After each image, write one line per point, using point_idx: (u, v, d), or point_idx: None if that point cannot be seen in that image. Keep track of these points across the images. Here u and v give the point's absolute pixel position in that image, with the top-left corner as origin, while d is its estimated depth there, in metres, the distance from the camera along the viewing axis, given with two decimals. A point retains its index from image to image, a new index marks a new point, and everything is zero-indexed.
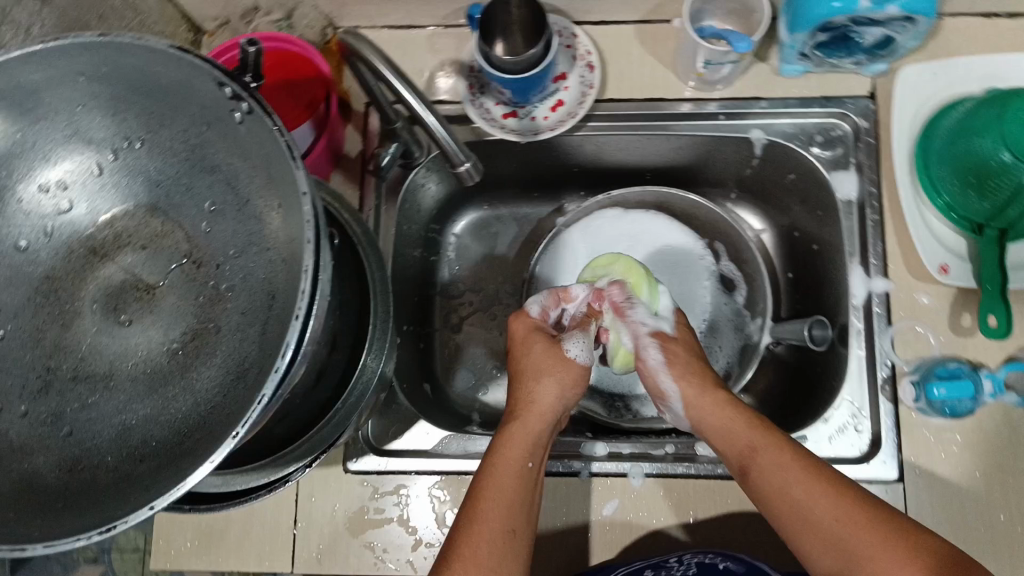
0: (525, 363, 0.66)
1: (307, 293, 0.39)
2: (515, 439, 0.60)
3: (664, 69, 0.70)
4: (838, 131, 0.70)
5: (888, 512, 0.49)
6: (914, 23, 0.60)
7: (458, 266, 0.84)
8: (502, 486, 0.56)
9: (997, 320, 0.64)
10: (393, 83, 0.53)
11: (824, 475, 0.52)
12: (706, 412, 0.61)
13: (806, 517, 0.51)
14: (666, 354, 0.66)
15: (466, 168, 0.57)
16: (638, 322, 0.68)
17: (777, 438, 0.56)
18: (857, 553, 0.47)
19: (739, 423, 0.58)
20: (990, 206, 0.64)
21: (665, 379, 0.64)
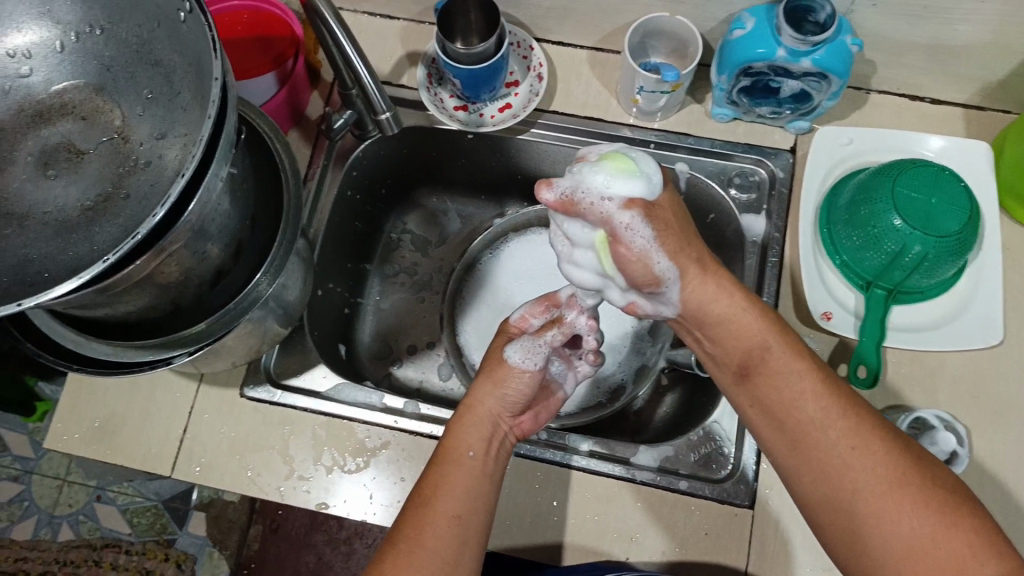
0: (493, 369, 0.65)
1: (198, 157, 0.44)
2: (480, 425, 0.62)
3: (608, 95, 0.78)
4: (756, 177, 0.76)
5: (899, 435, 0.50)
6: (828, 82, 0.67)
7: (399, 249, 0.90)
8: (458, 477, 0.58)
9: (866, 371, 0.67)
10: (341, 41, 0.62)
11: (837, 390, 0.53)
12: (707, 301, 0.57)
13: (813, 433, 0.52)
14: (649, 226, 0.54)
15: (387, 117, 0.68)
16: (600, 201, 0.54)
17: (792, 342, 0.55)
18: (859, 479, 0.49)
19: (751, 318, 0.56)
20: (877, 266, 0.68)
21: (659, 259, 0.55)
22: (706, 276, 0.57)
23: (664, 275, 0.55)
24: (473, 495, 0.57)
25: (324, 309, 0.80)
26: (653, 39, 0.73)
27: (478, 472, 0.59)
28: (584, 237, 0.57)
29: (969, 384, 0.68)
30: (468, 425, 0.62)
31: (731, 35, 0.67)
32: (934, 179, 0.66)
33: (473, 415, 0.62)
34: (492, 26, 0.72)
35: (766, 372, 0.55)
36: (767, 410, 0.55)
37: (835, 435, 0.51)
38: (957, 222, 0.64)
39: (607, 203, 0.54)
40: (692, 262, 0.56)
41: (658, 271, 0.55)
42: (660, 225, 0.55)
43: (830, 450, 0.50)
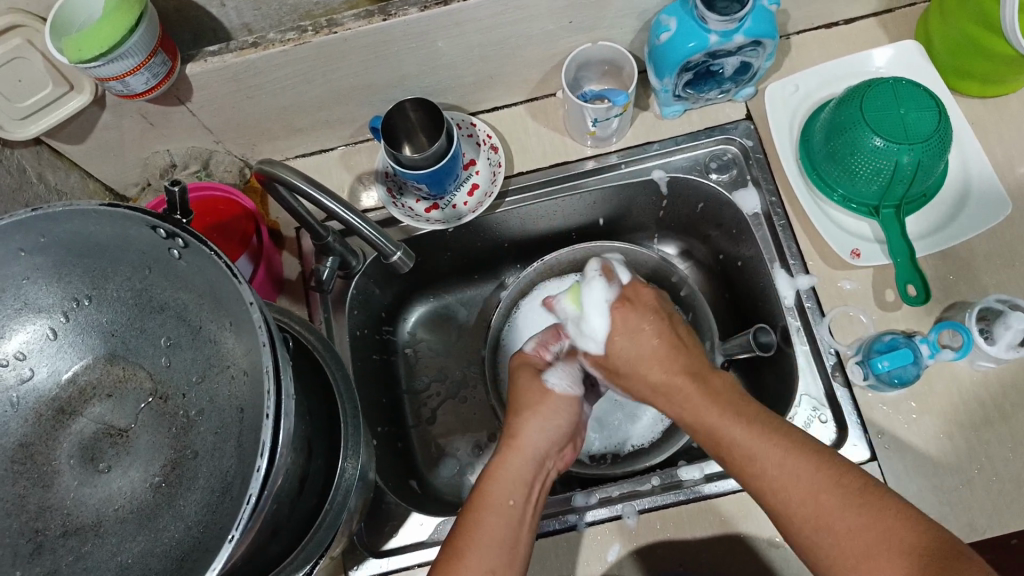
0: (524, 400, 0.64)
1: (273, 393, 0.40)
2: (518, 461, 0.60)
3: (561, 136, 0.79)
4: (729, 155, 0.77)
5: (866, 496, 0.49)
6: (763, 46, 0.68)
7: (417, 361, 0.88)
8: (495, 527, 0.55)
9: (916, 288, 0.68)
10: (314, 196, 0.57)
11: (797, 462, 0.52)
12: (689, 412, 0.59)
13: (774, 491, 0.52)
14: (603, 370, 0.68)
15: (398, 257, 0.63)
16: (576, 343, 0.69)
17: (751, 425, 0.55)
18: (824, 528, 0.49)
19: (711, 414, 0.57)
20: (880, 189, 0.69)
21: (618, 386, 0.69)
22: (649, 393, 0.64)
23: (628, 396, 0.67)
24: (510, 542, 0.55)
25: (386, 455, 0.77)
26: (582, 70, 0.76)
27: (512, 509, 0.57)
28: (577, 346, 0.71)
29: (1001, 257, 0.70)
30: (503, 473, 0.59)
31: (659, 40, 0.69)
32: (894, 95, 0.68)
33: (514, 451, 0.61)
34: (434, 123, 0.70)
35: (734, 461, 0.55)
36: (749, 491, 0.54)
37: (794, 500, 0.50)
38: (932, 122, 0.66)
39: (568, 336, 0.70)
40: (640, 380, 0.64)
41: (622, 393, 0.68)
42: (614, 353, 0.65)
43: (795, 511, 0.50)
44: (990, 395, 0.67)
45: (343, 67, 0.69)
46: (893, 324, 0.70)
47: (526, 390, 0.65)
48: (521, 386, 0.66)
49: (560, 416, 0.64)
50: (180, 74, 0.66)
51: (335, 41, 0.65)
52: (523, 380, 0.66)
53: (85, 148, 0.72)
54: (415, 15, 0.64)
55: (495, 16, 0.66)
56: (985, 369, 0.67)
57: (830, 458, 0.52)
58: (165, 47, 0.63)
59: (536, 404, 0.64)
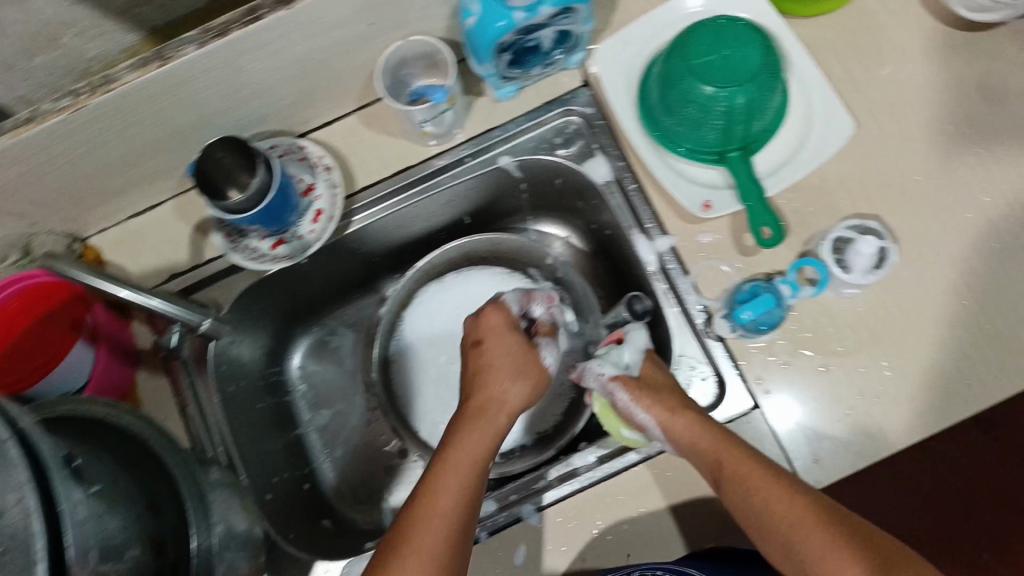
0: (496, 360, 0.66)
1: (42, 532, 0.37)
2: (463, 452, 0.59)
3: (399, 141, 0.75)
4: (572, 127, 0.74)
5: (837, 509, 0.55)
6: (575, 12, 0.65)
7: (312, 396, 0.85)
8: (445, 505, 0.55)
9: (770, 229, 0.66)
10: (108, 288, 0.60)
11: (784, 483, 0.56)
12: (684, 435, 0.61)
13: (766, 503, 0.55)
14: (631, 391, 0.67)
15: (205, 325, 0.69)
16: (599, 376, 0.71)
17: (740, 446, 0.58)
18: (807, 536, 0.54)
19: (706, 439, 0.60)
20: (719, 134, 0.68)
21: (637, 413, 0.65)
22: (674, 414, 0.63)
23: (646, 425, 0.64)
24: (456, 540, 0.54)
25: (280, 508, 0.74)
26: (405, 68, 0.71)
27: (462, 496, 0.56)
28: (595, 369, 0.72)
29: (858, 180, 0.69)
30: (441, 477, 0.57)
31: (466, 27, 0.65)
32: (716, 36, 0.66)
33: (462, 446, 0.59)
34: (249, 158, 0.66)
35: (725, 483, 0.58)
36: (735, 508, 0.57)
37: (780, 506, 0.55)
38: (759, 55, 0.65)
39: (604, 373, 0.70)
40: (662, 409, 0.63)
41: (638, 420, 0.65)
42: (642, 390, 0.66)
43: (781, 519, 0.55)
44: (865, 322, 0.65)
45: (137, 122, 0.63)
46: (755, 268, 0.68)
47: (494, 349, 0.67)
48: (490, 344, 0.68)
49: (516, 375, 0.66)
50: None
51: (116, 97, 0.60)
52: (494, 342, 0.67)
53: None
54: (194, 54, 0.59)
55: (284, 36, 0.61)
56: (851, 294, 0.66)
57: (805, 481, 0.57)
58: None
59: (502, 366, 0.66)
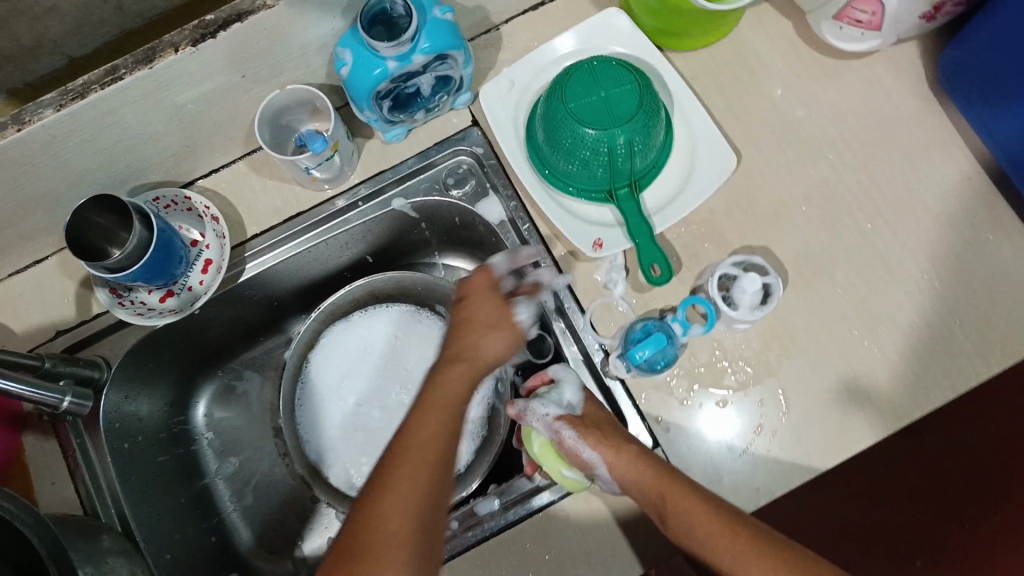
0: (473, 317, 0.62)
1: None
2: (414, 442, 0.55)
3: (288, 185, 0.74)
4: (464, 166, 0.74)
5: (779, 537, 0.55)
6: (451, 58, 0.65)
7: (221, 443, 0.84)
8: (409, 471, 0.53)
9: (660, 268, 0.67)
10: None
11: (726, 514, 0.56)
12: (629, 472, 0.60)
13: (711, 537, 0.55)
14: (579, 429, 0.64)
15: (68, 403, 0.65)
16: (542, 415, 0.66)
17: (681, 481, 0.58)
18: (752, 566, 0.53)
19: (648, 474, 0.59)
20: (606, 172, 0.68)
21: (586, 452, 0.62)
22: (618, 451, 0.61)
23: (593, 463, 0.62)
24: (427, 506, 0.53)
25: (182, 566, 0.72)
26: (288, 115, 0.71)
27: (429, 469, 0.54)
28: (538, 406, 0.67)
29: (742, 210, 0.69)
30: (413, 445, 0.55)
31: (342, 75, 0.64)
32: (593, 76, 0.66)
33: (436, 406, 0.57)
34: (126, 213, 0.65)
35: (670, 519, 0.57)
36: (683, 544, 0.57)
37: (724, 539, 0.55)
38: (634, 98, 0.65)
39: (549, 413, 0.66)
40: (607, 447, 0.62)
41: (586, 458, 0.62)
42: (588, 428, 0.64)
43: (727, 551, 0.55)
44: (752, 352, 0.67)
45: (4, 184, 0.62)
46: (650, 305, 0.68)
47: (474, 306, 0.63)
48: (470, 304, 0.64)
49: (485, 335, 0.61)
50: None
51: None
52: (478, 301, 0.63)
53: None
54: (53, 117, 0.58)
55: (150, 91, 0.61)
56: (744, 329, 0.66)
57: (747, 510, 0.57)
58: None
59: (470, 334, 0.61)
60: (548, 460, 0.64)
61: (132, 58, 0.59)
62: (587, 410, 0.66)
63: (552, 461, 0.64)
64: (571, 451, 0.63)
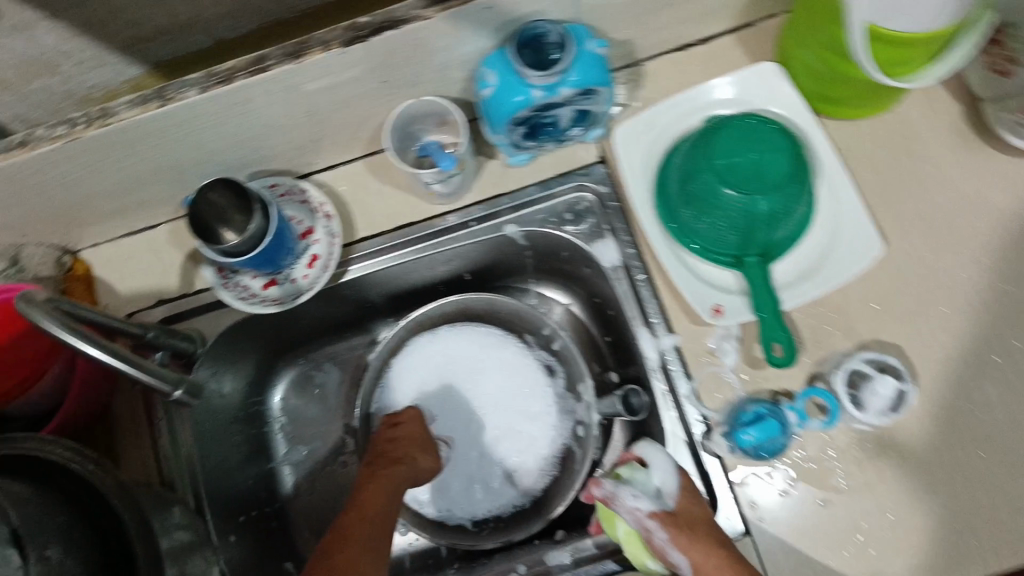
0: (409, 433, 0.72)
1: None
2: (360, 513, 0.60)
3: (404, 193, 0.72)
4: (584, 204, 0.71)
5: None
6: (597, 94, 0.62)
7: (292, 431, 0.83)
8: (362, 528, 0.59)
9: (781, 348, 0.64)
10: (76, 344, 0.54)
11: None
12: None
13: None
14: (670, 529, 0.61)
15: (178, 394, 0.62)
16: (632, 506, 0.64)
17: None
18: None
19: None
20: (738, 239, 0.64)
21: (675, 557, 0.61)
22: (708, 557, 0.59)
23: (682, 565, 0.61)
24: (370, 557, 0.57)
25: (243, 553, 0.72)
26: (416, 123, 0.69)
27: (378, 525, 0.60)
28: (627, 493, 0.65)
29: (875, 302, 0.66)
30: (360, 506, 0.61)
31: (482, 95, 0.62)
32: (744, 135, 0.62)
33: (382, 479, 0.65)
34: (246, 200, 0.65)
35: None
36: None
37: None
38: (786, 163, 0.61)
39: (640, 507, 0.64)
40: (693, 548, 0.60)
41: (675, 561, 0.61)
42: (681, 530, 0.61)
43: None
44: (863, 456, 0.64)
45: (135, 154, 0.63)
46: (763, 383, 0.66)
47: (409, 430, 0.73)
48: (405, 427, 0.73)
49: (420, 446, 0.71)
50: None
51: (112, 133, 0.59)
52: (412, 423, 0.74)
53: None
54: (196, 98, 0.58)
55: (292, 85, 0.60)
56: (862, 428, 0.64)
57: None
58: None
59: (405, 445, 0.71)
60: (635, 550, 0.64)
61: (280, 50, 0.58)
62: (680, 502, 0.63)
63: (640, 553, 0.64)
64: (661, 553, 0.62)
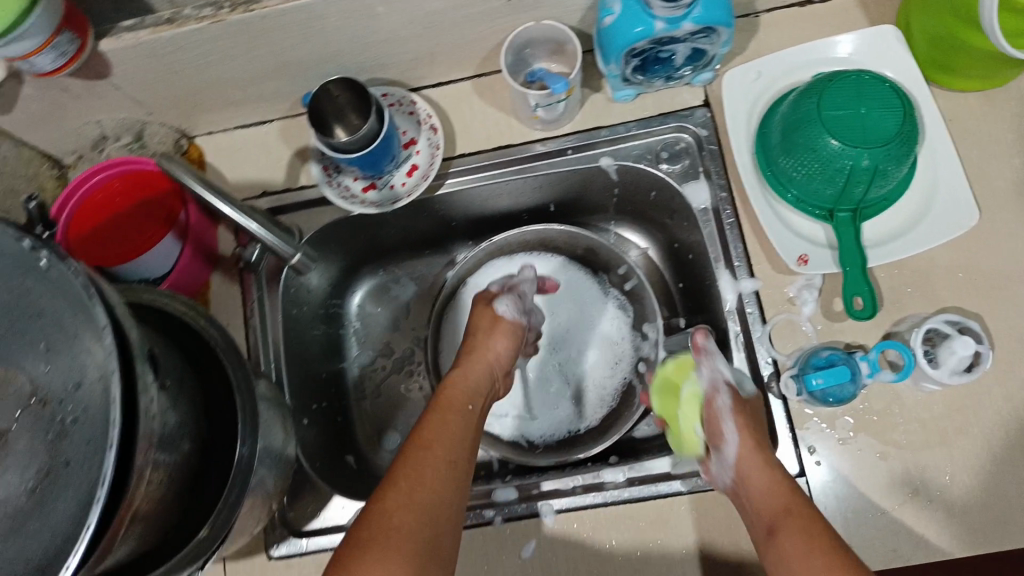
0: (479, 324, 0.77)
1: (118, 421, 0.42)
2: (442, 435, 0.61)
3: (506, 116, 0.75)
4: (682, 144, 0.73)
5: None
6: (717, 33, 0.64)
7: (364, 337, 0.87)
8: (454, 425, 0.62)
9: (864, 301, 0.66)
10: (206, 196, 0.60)
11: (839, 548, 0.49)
12: (755, 469, 0.59)
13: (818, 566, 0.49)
14: (734, 404, 0.64)
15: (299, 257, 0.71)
16: (715, 368, 0.68)
17: (808, 505, 0.54)
18: None
19: (774, 485, 0.57)
20: (835, 192, 0.66)
21: (727, 424, 0.63)
22: (758, 443, 0.61)
23: (727, 440, 0.62)
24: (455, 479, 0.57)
25: (312, 437, 0.76)
26: (530, 48, 0.72)
27: (446, 472, 0.57)
28: (713, 358, 0.69)
29: (960, 272, 0.67)
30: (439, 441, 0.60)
31: (604, 23, 0.64)
32: (856, 90, 0.63)
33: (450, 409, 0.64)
34: (364, 101, 0.68)
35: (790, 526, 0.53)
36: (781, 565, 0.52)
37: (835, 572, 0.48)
38: (894, 123, 0.62)
39: (722, 371, 0.68)
40: (749, 443, 0.61)
41: (723, 432, 0.63)
42: (742, 409, 0.64)
43: None
44: (932, 417, 0.65)
45: (267, 44, 0.65)
46: (837, 336, 0.67)
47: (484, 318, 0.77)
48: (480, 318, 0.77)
49: (490, 332, 0.75)
50: (94, 49, 0.62)
51: (252, 19, 0.61)
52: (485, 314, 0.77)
53: (17, 120, 0.69)
54: None
55: None
56: (931, 390, 0.65)
57: None
58: (73, 23, 0.59)
59: (479, 342, 0.74)
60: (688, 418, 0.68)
61: None
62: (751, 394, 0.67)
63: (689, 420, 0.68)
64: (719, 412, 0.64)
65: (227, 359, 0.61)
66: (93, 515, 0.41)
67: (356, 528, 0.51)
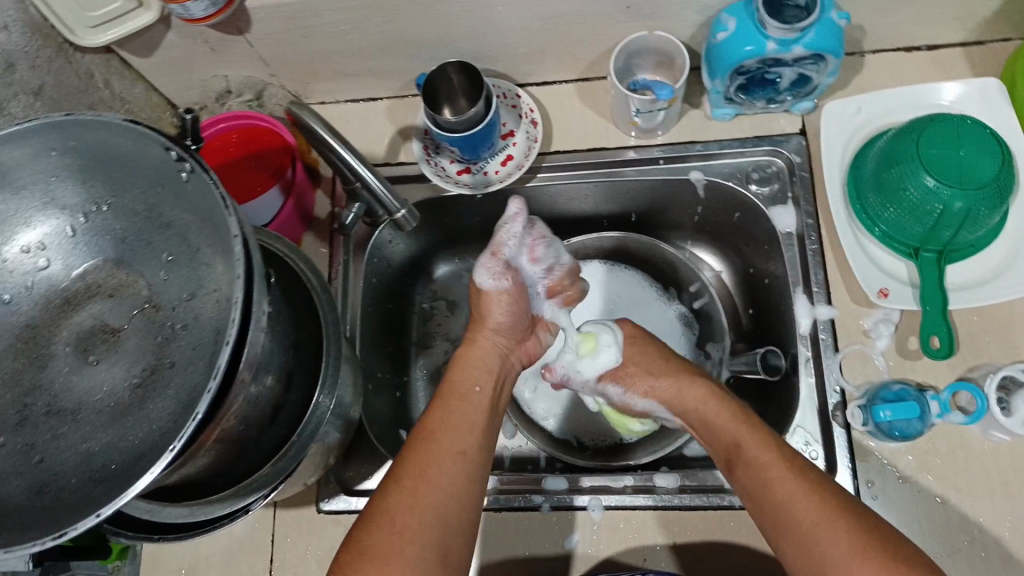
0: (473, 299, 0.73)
1: (238, 322, 0.43)
2: (445, 419, 0.61)
3: (604, 121, 0.78)
4: (773, 167, 0.75)
5: (879, 529, 0.49)
6: (826, 61, 0.65)
7: (433, 318, 0.90)
8: (470, 411, 0.63)
9: (940, 341, 0.66)
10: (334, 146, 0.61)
11: (806, 476, 0.54)
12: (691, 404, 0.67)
13: (784, 493, 0.53)
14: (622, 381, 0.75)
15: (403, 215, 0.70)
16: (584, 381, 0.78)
17: (764, 433, 0.59)
18: (794, 516, 0.51)
19: (725, 417, 0.63)
20: (924, 231, 0.66)
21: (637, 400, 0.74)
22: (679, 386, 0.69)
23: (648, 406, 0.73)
24: (463, 458, 0.58)
25: (374, 402, 0.79)
26: (638, 58, 0.74)
27: (452, 457, 0.58)
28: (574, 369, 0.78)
29: None
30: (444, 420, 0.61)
31: (716, 38, 0.66)
32: (956, 132, 0.64)
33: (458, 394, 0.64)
34: (476, 86, 0.71)
35: (747, 460, 0.58)
36: (749, 501, 0.56)
37: (799, 499, 0.52)
38: (993, 169, 0.63)
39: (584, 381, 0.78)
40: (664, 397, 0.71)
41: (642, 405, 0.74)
42: (631, 375, 0.74)
43: (798, 514, 0.51)
44: (999, 467, 0.64)
45: (395, 22, 0.69)
46: (909, 373, 0.67)
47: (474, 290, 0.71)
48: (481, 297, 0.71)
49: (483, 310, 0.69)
50: (240, 6, 0.66)
51: None
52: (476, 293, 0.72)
53: (155, 65, 0.75)
54: None
55: None
56: (1000, 439, 0.64)
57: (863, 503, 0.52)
58: None
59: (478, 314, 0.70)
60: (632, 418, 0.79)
61: None
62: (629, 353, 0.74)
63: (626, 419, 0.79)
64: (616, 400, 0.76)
65: (319, 297, 0.64)
66: (200, 408, 0.42)
67: (363, 517, 0.54)
